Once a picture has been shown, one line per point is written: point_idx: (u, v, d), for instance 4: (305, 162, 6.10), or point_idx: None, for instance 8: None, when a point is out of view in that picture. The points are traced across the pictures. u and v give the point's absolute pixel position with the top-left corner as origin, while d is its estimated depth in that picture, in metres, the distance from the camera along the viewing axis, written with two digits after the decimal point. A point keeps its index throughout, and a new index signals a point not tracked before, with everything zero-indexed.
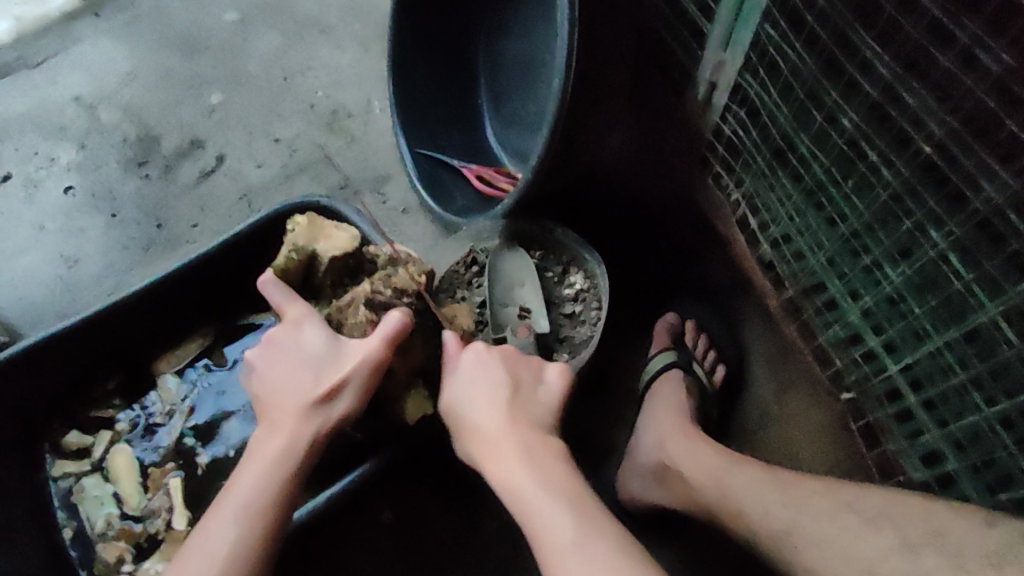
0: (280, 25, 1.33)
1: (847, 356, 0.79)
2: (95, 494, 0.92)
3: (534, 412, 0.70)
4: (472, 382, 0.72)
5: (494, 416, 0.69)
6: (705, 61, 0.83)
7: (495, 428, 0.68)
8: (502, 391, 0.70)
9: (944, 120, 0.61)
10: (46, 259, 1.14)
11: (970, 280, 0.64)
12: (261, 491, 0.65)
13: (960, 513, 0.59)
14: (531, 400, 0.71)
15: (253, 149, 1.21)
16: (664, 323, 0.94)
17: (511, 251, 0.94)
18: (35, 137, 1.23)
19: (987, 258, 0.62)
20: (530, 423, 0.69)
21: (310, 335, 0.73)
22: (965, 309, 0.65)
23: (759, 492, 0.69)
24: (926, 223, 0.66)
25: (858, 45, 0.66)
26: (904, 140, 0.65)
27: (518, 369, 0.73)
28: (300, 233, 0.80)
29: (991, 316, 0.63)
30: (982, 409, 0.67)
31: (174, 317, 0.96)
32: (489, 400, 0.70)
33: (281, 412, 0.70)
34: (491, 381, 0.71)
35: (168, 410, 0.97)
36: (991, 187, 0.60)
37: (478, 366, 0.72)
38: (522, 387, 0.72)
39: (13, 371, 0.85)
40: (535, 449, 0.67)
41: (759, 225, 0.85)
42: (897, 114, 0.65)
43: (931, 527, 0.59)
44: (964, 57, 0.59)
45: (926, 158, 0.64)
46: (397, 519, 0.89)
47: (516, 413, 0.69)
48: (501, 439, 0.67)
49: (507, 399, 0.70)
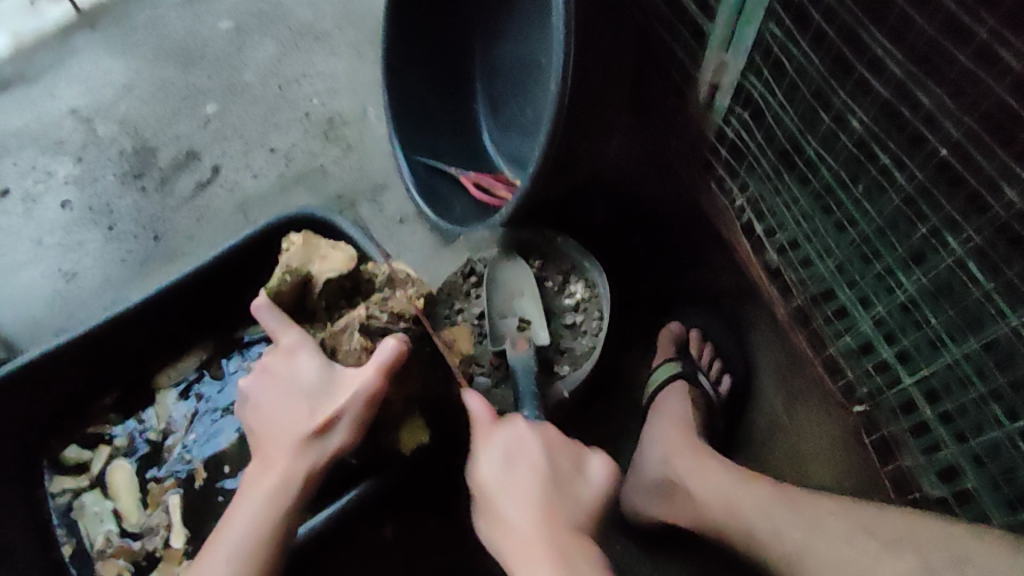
0: (275, 34, 1.30)
1: (859, 367, 0.76)
2: (94, 510, 0.90)
3: (573, 506, 0.62)
4: (507, 476, 0.63)
5: (529, 515, 0.59)
6: (708, 60, 0.79)
7: (528, 528, 0.58)
8: (539, 480, 0.62)
9: (960, 120, 0.58)
10: (43, 273, 1.13)
11: (991, 290, 0.61)
12: (254, 534, 0.62)
13: (983, 537, 0.56)
14: (569, 493, 0.63)
15: (249, 160, 1.19)
16: (668, 331, 0.93)
17: (509, 260, 0.91)
18: (33, 152, 1.21)
19: (1008, 265, 0.59)
20: (569, 524, 0.59)
21: (304, 365, 0.70)
22: (985, 318, 0.62)
23: (770, 509, 0.66)
24: (942, 228, 0.63)
25: (866, 43, 0.63)
26: (917, 141, 0.62)
27: (559, 457, 0.65)
28: (294, 254, 0.77)
29: (1012, 327, 0.60)
30: (1003, 423, 0.64)
31: (171, 333, 0.94)
32: (522, 492, 0.61)
33: (274, 446, 0.67)
34: (527, 469, 0.63)
35: (164, 428, 0.95)
36: (1011, 190, 0.57)
37: (514, 451, 0.65)
38: (563, 478, 0.63)
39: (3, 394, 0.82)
40: (569, 551, 0.56)
41: (764, 230, 0.82)
42: (910, 115, 0.62)
43: (953, 554, 0.56)
44: (983, 53, 0.54)
45: (940, 159, 0.61)
46: (399, 534, 0.87)
47: (552, 511, 0.60)
48: (532, 543, 0.57)
49: (542, 493, 0.61)
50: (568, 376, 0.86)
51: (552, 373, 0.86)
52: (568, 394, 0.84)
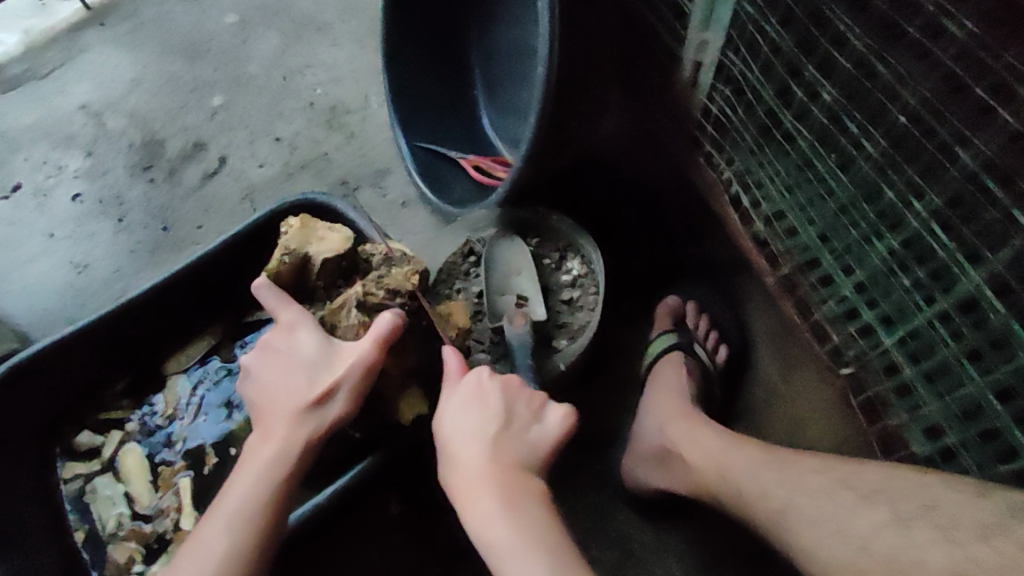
0: (279, 26, 1.33)
1: (844, 331, 0.78)
2: (106, 494, 0.93)
3: (525, 450, 0.66)
4: (463, 418, 0.68)
5: (478, 455, 0.65)
6: (689, 41, 0.81)
7: (478, 472, 0.63)
8: (491, 424, 0.67)
9: (917, 89, 0.61)
10: (57, 265, 1.15)
11: (954, 250, 0.63)
12: (253, 496, 0.64)
13: (950, 485, 0.58)
14: (521, 431, 0.67)
15: (255, 149, 1.22)
16: (665, 306, 0.95)
17: (508, 240, 0.93)
18: (44, 147, 1.24)
19: (962, 225, 0.62)
20: (516, 464, 0.65)
21: (304, 341, 0.72)
22: (951, 279, 0.64)
23: (757, 472, 0.67)
24: (909, 194, 0.65)
25: (831, 18, 0.65)
26: (881, 113, 0.65)
27: (515, 402, 0.69)
28: (292, 237, 0.79)
29: (975, 284, 0.62)
30: (975, 379, 0.65)
31: (178, 319, 0.96)
32: (475, 436, 0.66)
33: (274, 417, 0.69)
34: (480, 412, 0.68)
35: (170, 414, 0.98)
36: (967, 156, 0.59)
37: (474, 393, 0.69)
38: (518, 420, 0.68)
39: (11, 386, 0.84)
40: (516, 494, 0.62)
41: (751, 203, 0.84)
42: (871, 85, 0.65)
43: (921, 501, 0.58)
44: (930, 26, 0.58)
45: (902, 128, 0.64)
46: (405, 512, 0.90)
47: (501, 454, 0.65)
48: (479, 480, 0.63)
49: (494, 436, 0.66)
50: (565, 350, 0.87)
51: (550, 348, 0.88)
52: (564, 367, 0.85)
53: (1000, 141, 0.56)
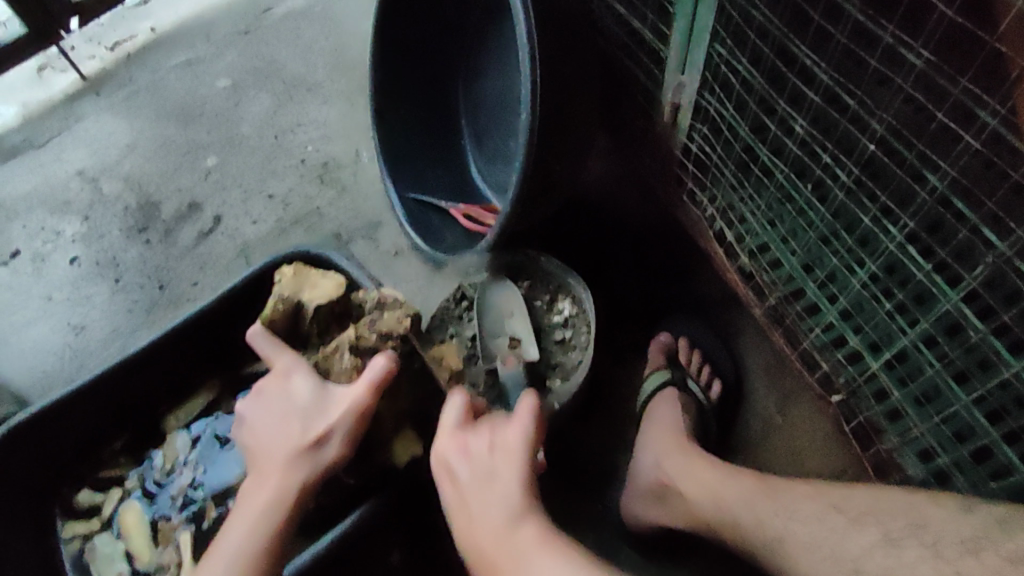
0: (270, 87, 1.37)
1: (832, 358, 0.80)
2: (106, 552, 0.93)
3: (500, 494, 0.65)
4: (449, 501, 0.68)
5: (469, 531, 0.64)
6: (667, 84, 0.84)
7: (479, 547, 0.63)
8: (464, 487, 0.66)
9: (883, 118, 0.65)
10: (54, 328, 1.17)
11: (931, 272, 0.65)
12: (251, 540, 0.63)
13: (938, 503, 0.58)
14: (489, 499, 0.65)
15: (249, 207, 1.24)
16: (658, 343, 0.94)
17: (499, 284, 0.95)
18: (41, 213, 1.26)
19: (940, 247, 0.65)
20: (499, 515, 0.64)
21: (299, 386, 0.72)
22: (931, 298, 0.67)
23: (752, 504, 0.68)
24: (882, 218, 0.68)
25: (795, 53, 0.68)
26: (850, 142, 0.69)
27: (470, 447, 0.68)
28: (285, 285, 0.81)
29: (954, 305, 0.64)
30: (955, 395, 0.67)
31: (176, 374, 0.97)
32: (462, 509, 0.66)
33: (269, 459, 0.68)
34: (453, 482, 0.67)
35: (170, 468, 0.98)
36: (934, 177, 0.64)
37: (442, 470, 0.69)
38: (480, 466, 0.67)
39: (6, 449, 0.84)
40: (509, 549, 0.61)
41: (734, 237, 0.86)
42: (839, 116, 0.68)
43: (911, 519, 0.58)
44: (890, 57, 0.64)
45: (869, 155, 0.67)
46: (406, 562, 0.89)
47: (481, 513, 0.64)
48: (485, 553, 0.62)
49: (470, 504, 0.65)
50: (558, 390, 0.87)
51: (544, 388, 0.88)
52: (558, 407, 0.85)
53: (963, 162, 0.62)
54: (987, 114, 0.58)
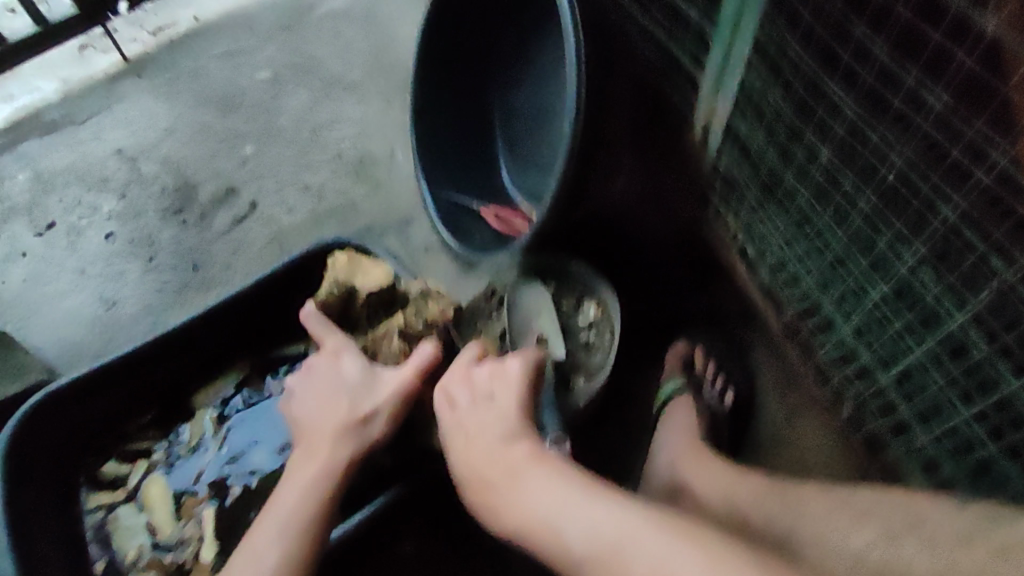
0: (308, 84, 1.42)
1: (841, 371, 0.88)
2: (128, 523, 0.95)
3: (495, 422, 0.71)
4: (450, 436, 0.74)
5: (466, 457, 0.70)
6: (700, 109, 0.94)
7: (473, 469, 0.68)
8: (463, 421, 0.73)
9: (902, 151, 0.68)
10: (86, 300, 1.21)
11: (940, 295, 0.71)
12: (305, 508, 0.67)
13: (936, 505, 0.63)
14: (485, 425, 0.71)
15: (283, 196, 1.29)
16: (675, 351, 0.98)
17: (528, 285, 1.00)
18: (79, 189, 1.31)
19: (948, 273, 0.69)
20: (493, 436, 0.69)
21: (349, 365, 0.78)
22: (937, 319, 0.72)
23: (763, 503, 0.72)
24: (896, 242, 0.73)
25: (826, 89, 0.74)
26: (870, 170, 0.73)
27: (471, 388, 0.76)
28: (339, 270, 0.86)
29: (960, 323, 0.69)
30: (959, 409, 0.72)
31: (209, 353, 1.02)
32: (461, 440, 0.72)
33: (315, 434, 0.72)
34: (455, 417, 0.74)
35: (194, 445, 1.01)
36: (948, 209, 0.67)
37: (445, 409, 0.76)
38: (480, 402, 0.74)
39: (46, 411, 0.89)
40: (499, 463, 0.67)
41: (756, 254, 0.95)
42: (862, 147, 0.72)
43: (909, 518, 0.62)
44: (910, 99, 0.66)
45: (890, 184, 0.71)
46: (418, 549, 0.88)
47: (476, 437, 0.70)
48: (477, 475, 0.68)
49: (468, 433, 0.71)
50: (582, 389, 0.92)
51: (568, 386, 0.93)
52: (582, 405, 0.90)
53: (974, 197, 0.64)
54: (997, 155, 0.60)
